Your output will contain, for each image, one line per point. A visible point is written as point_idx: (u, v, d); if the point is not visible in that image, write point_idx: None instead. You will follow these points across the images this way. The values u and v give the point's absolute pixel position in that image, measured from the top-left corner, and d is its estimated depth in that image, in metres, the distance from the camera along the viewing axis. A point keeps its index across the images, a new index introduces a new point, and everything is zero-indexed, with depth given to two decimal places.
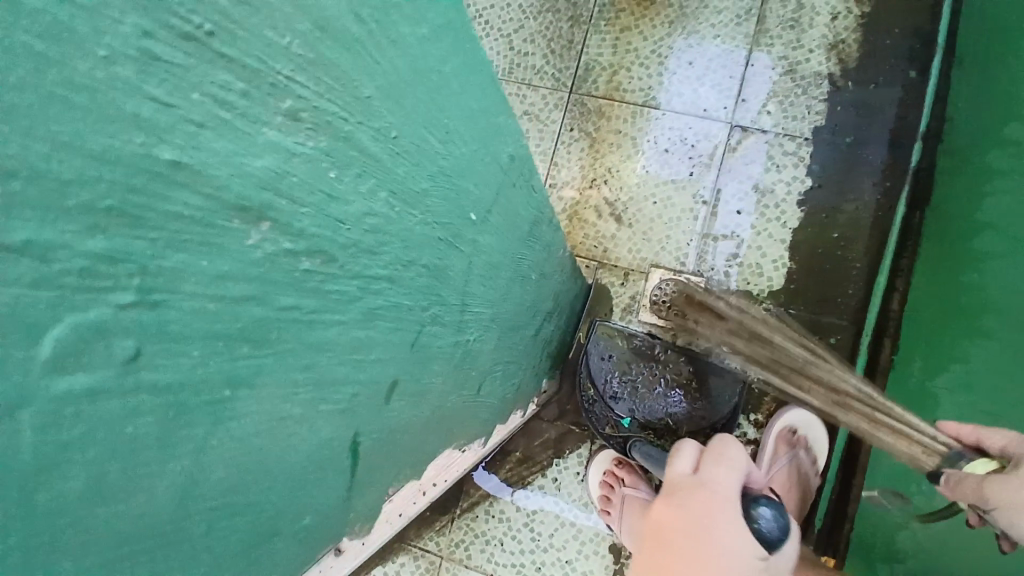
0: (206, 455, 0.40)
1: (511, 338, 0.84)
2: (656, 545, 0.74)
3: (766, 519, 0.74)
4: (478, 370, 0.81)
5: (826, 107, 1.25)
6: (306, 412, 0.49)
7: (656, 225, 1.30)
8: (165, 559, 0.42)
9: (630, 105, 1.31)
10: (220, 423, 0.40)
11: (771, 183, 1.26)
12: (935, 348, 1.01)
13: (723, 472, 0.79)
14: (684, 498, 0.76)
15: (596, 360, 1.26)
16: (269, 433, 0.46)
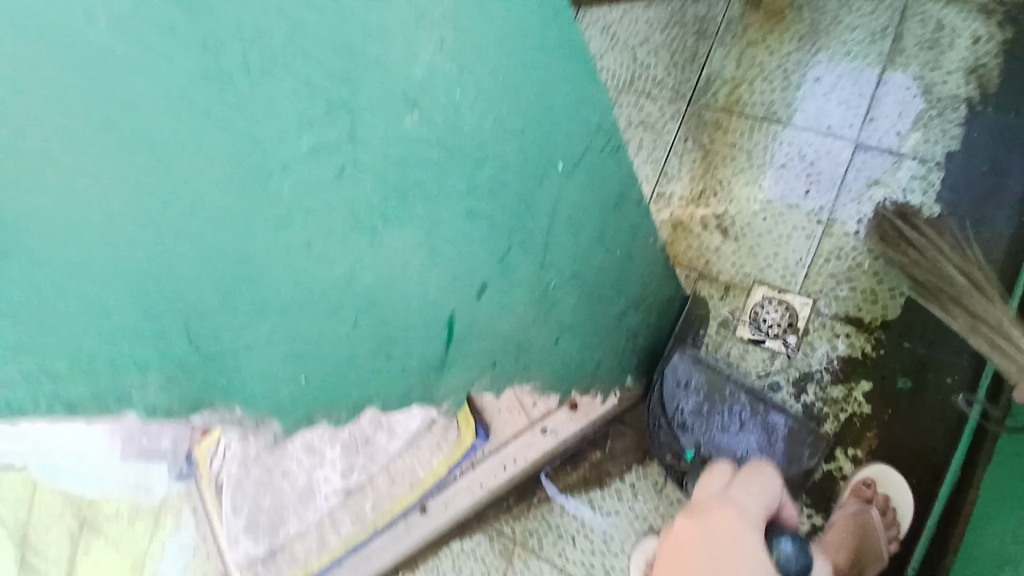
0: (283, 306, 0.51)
1: (588, 313, 0.92)
2: (692, 545, 0.92)
3: (787, 554, 0.92)
4: (553, 330, 0.91)
5: (962, 132, 1.22)
6: (388, 298, 0.64)
7: (764, 240, 1.30)
8: (254, 341, 0.56)
9: (749, 119, 1.34)
10: (317, 290, 0.51)
11: (895, 206, 1.23)
12: None
13: (751, 496, 0.98)
14: (709, 516, 0.94)
15: (673, 384, 1.24)
16: (372, 307, 0.58)
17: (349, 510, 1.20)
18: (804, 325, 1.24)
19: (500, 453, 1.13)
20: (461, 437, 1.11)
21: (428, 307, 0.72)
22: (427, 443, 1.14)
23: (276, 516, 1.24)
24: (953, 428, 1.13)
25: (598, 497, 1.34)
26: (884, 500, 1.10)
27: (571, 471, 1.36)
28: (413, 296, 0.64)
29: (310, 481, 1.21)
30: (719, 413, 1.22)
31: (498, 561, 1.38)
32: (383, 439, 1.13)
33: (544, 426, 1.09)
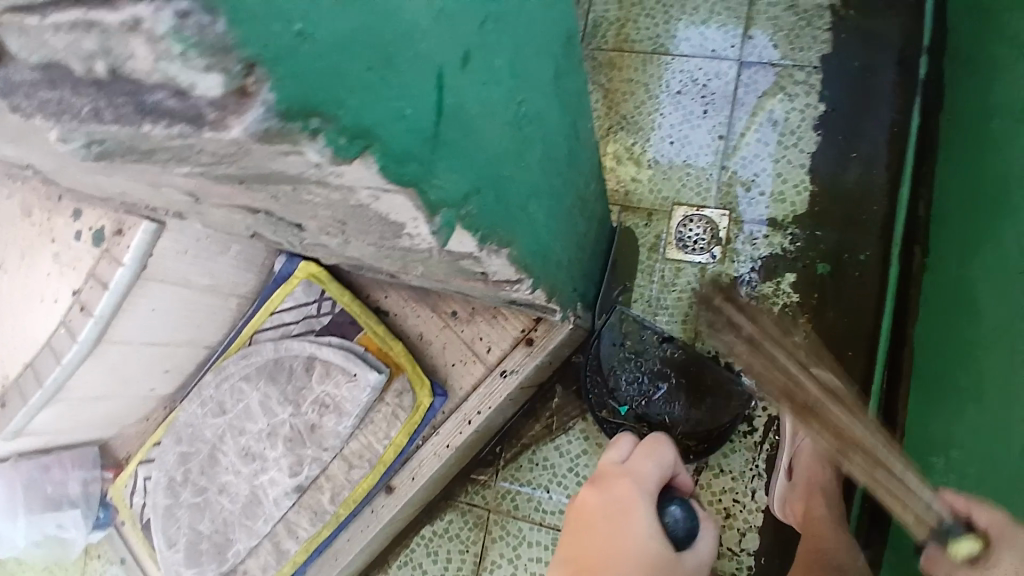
0: (385, 105, 0.29)
1: (584, 227, 0.87)
2: (573, 532, 0.62)
3: (676, 519, 0.65)
4: (577, 235, 0.81)
5: (832, 37, 1.29)
6: (506, 178, 0.42)
7: (675, 164, 1.31)
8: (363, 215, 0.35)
9: (640, 53, 1.36)
10: (373, 111, 0.28)
11: (784, 113, 1.28)
12: (972, 227, 1.03)
13: (650, 467, 0.68)
14: (609, 488, 0.65)
15: (607, 344, 1.20)
16: (483, 166, 0.38)
17: (304, 509, 1.08)
18: (727, 235, 1.26)
19: (461, 409, 1.06)
20: (418, 399, 1.03)
21: (523, 130, 0.44)
22: (380, 416, 1.06)
23: (220, 537, 1.10)
24: (875, 299, 1.20)
25: (563, 442, 1.32)
26: None
27: (533, 424, 1.34)
28: (503, 122, 0.39)
29: (254, 489, 1.08)
30: (652, 376, 1.18)
31: (475, 534, 1.33)
32: (332, 420, 1.05)
33: (503, 368, 1.04)
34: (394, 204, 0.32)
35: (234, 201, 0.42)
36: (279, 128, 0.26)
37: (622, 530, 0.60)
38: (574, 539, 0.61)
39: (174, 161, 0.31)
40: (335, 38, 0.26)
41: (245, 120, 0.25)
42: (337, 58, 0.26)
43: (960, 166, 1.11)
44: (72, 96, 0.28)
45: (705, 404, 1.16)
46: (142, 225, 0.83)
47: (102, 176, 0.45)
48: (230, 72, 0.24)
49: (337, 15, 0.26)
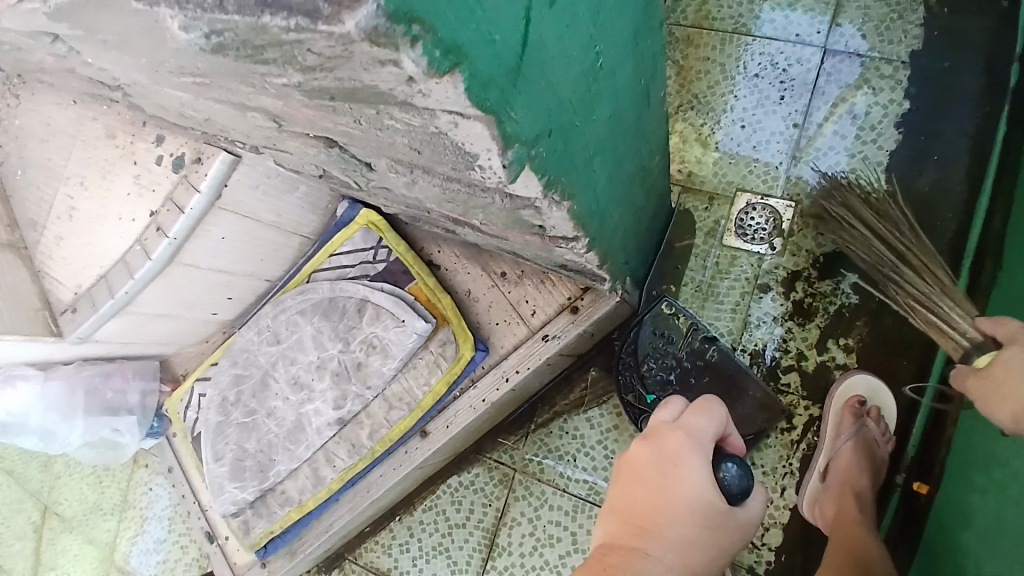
0: (474, 25, 0.26)
1: (642, 199, 0.86)
2: (625, 485, 0.64)
3: (732, 476, 0.64)
4: (633, 205, 0.80)
5: (923, 33, 1.21)
6: (573, 127, 0.42)
7: (743, 150, 1.27)
8: (435, 148, 0.36)
9: (718, 32, 1.32)
10: (463, 30, 0.26)
11: (864, 107, 1.22)
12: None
13: (705, 426, 0.66)
14: (664, 448, 0.64)
15: (648, 332, 1.21)
16: (555, 108, 0.37)
17: (343, 441, 1.14)
18: (789, 227, 1.22)
19: (501, 365, 1.09)
20: (460, 351, 1.06)
21: (599, 78, 0.44)
22: (423, 362, 1.10)
23: (264, 456, 1.17)
24: None
25: (594, 414, 1.33)
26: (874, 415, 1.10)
27: (568, 394, 1.35)
28: (576, 73, 0.39)
29: (299, 416, 1.15)
30: (689, 368, 1.19)
31: (499, 490, 1.37)
32: (378, 360, 1.09)
33: (545, 332, 1.05)
34: (471, 134, 0.32)
35: (317, 126, 0.44)
36: (386, 29, 0.23)
37: (677, 483, 0.62)
38: (628, 491, 0.63)
39: (271, 75, 0.33)
40: None
41: (357, 16, 0.23)
42: None
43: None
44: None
45: (738, 406, 1.17)
46: (220, 157, 0.88)
47: (192, 91, 0.48)
48: None
49: None
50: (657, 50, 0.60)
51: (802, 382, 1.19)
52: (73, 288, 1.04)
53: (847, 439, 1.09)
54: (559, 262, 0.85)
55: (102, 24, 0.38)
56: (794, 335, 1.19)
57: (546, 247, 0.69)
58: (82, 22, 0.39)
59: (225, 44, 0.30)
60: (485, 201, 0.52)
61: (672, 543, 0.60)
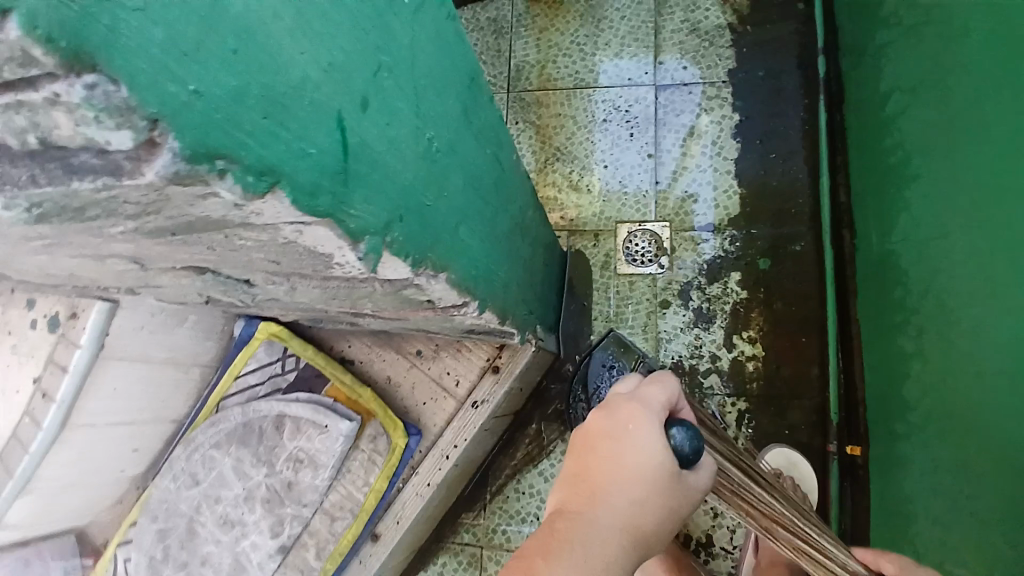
0: (286, 146, 0.29)
1: (526, 251, 0.91)
2: (576, 455, 0.58)
3: (683, 441, 0.58)
4: (518, 258, 0.85)
5: (734, 53, 1.38)
6: (426, 207, 0.46)
7: (613, 186, 1.38)
8: (292, 257, 0.38)
9: (562, 90, 1.44)
10: (271, 156, 0.29)
11: (704, 126, 1.36)
12: (885, 199, 1.15)
13: (658, 394, 0.61)
14: (614, 414, 0.59)
15: (598, 364, 1.27)
16: (399, 194, 0.41)
17: (290, 571, 1.06)
18: (672, 245, 1.32)
19: (438, 444, 1.07)
20: (393, 441, 1.04)
21: (437, 158, 0.48)
22: (358, 463, 1.06)
23: None
24: (817, 286, 1.25)
25: (546, 467, 1.32)
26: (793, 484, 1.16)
27: (514, 454, 1.34)
28: (412, 164, 0.43)
29: (236, 557, 1.07)
30: None
31: (469, 574, 1.32)
32: (309, 474, 1.05)
33: (473, 399, 1.05)
34: (317, 237, 0.34)
35: (178, 260, 0.44)
36: (188, 171, 0.26)
37: (626, 445, 0.56)
38: (579, 457, 0.58)
39: (109, 225, 0.33)
40: (223, 90, 0.26)
41: (155, 166, 0.25)
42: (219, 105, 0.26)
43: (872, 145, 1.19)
44: (9, 168, 0.27)
45: None
46: (97, 305, 0.85)
47: (46, 253, 0.48)
48: (138, 129, 0.23)
49: (225, 72, 0.26)
50: (496, 120, 0.66)
51: (723, 382, 1.25)
52: None
53: None
54: (470, 330, 0.89)
55: None
56: (703, 341, 1.27)
57: (441, 319, 0.71)
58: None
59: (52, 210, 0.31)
60: (365, 291, 0.54)
61: (619, 505, 0.54)
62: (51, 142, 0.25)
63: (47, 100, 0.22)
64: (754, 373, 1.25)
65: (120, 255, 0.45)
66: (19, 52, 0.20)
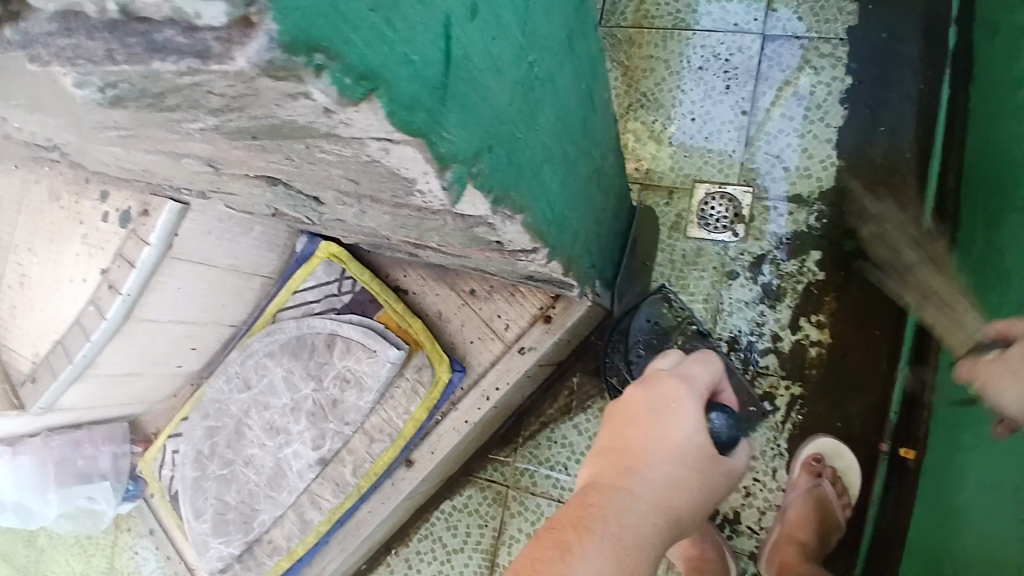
0: (386, 46, 0.26)
1: (598, 204, 0.86)
2: (614, 426, 0.55)
3: (721, 424, 0.58)
4: (590, 210, 0.80)
5: (858, 9, 1.24)
6: (515, 140, 0.42)
7: (697, 141, 1.29)
8: (374, 176, 0.36)
9: (659, 29, 1.34)
10: (367, 56, 0.25)
11: (808, 86, 1.24)
12: (989, 182, 1.01)
13: (701, 371, 0.59)
14: (657, 389, 0.57)
15: (641, 320, 1.20)
16: (493, 120, 0.37)
17: (327, 481, 1.11)
18: (750, 213, 1.24)
19: (480, 385, 1.07)
20: (437, 374, 1.04)
21: (536, 88, 0.43)
22: (400, 390, 1.08)
23: (247, 506, 1.13)
24: (902, 278, 1.16)
25: (581, 421, 1.31)
26: (833, 473, 1.12)
27: (552, 404, 1.34)
28: (509, 91, 0.39)
29: (279, 461, 1.12)
30: None
31: (493, 510, 1.35)
32: (354, 395, 1.07)
33: (520, 345, 1.04)
34: (403, 157, 0.31)
35: (253, 166, 0.43)
36: (283, 62, 0.23)
37: (666, 424, 0.54)
38: (614, 430, 0.55)
39: (189, 119, 0.31)
40: None
41: (249, 51, 0.22)
42: None
43: (982, 130, 1.06)
44: (86, 43, 0.26)
45: None
46: (167, 207, 0.87)
47: (122, 144, 0.47)
48: (234, 0, 0.21)
49: None
50: (594, 56, 0.60)
51: (781, 363, 1.19)
52: (32, 357, 0.99)
53: (800, 492, 1.11)
54: (529, 277, 0.86)
55: (13, 87, 0.37)
56: (767, 317, 1.21)
57: (507, 262, 0.69)
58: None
59: (133, 95, 0.29)
60: (438, 224, 0.52)
61: (655, 482, 0.51)
62: (135, 13, 0.23)
63: None
64: (816, 359, 1.18)
65: (194, 155, 0.44)
66: None
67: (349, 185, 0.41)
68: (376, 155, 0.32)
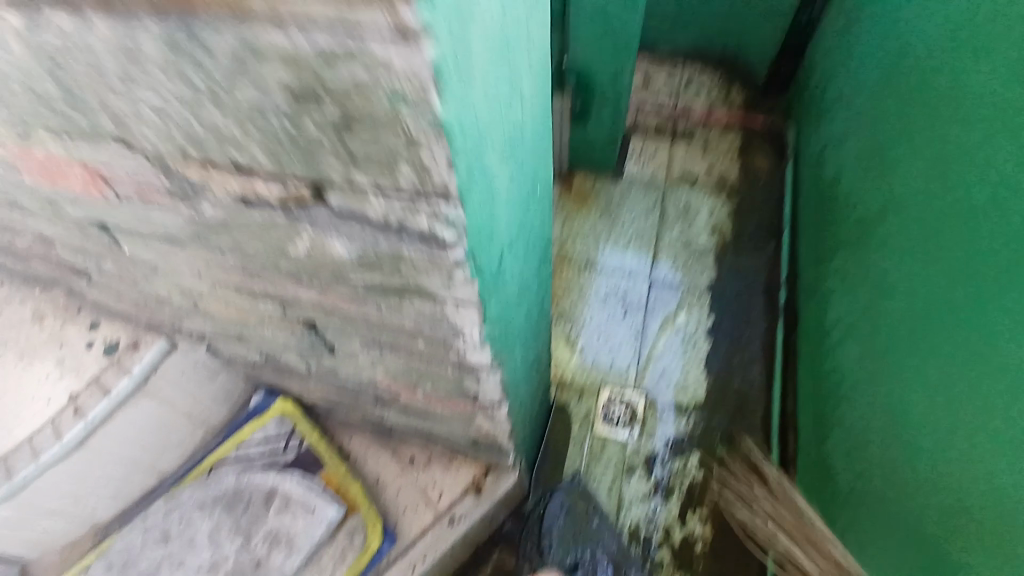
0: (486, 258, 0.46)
1: (535, 385, 1.07)
2: None
3: None
4: (531, 387, 1.01)
5: (717, 268, 1.65)
6: (512, 315, 0.64)
7: (601, 355, 1.57)
8: (435, 325, 0.56)
9: (573, 266, 1.66)
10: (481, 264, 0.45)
11: (684, 322, 1.59)
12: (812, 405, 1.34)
13: None
14: None
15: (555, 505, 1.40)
16: (506, 301, 0.59)
17: None
18: (644, 415, 1.49)
19: (409, 553, 1.13)
20: (368, 542, 1.11)
21: (523, 287, 0.66)
22: (328, 554, 1.09)
23: None
24: None
25: None
26: None
27: None
28: (515, 286, 0.60)
29: None
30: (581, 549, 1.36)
31: None
32: (280, 555, 1.06)
33: (453, 514, 1.15)
34: (468, 317, 0.51)
35: (331, 309, 0.62)
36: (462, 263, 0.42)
37: None
38: None
39: (334, 277, 0.52)
40: (482, 224, 0.41)
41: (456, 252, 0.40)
42: (477, 230, 0.41)
43: (808, 364, 1.40)
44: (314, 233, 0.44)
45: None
46: (158, 343, 1.00)
47: (222, 281, 0.65)
48: (450, 234, 0.39)
49: (484, 214, 0.41)
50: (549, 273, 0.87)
51: (673, 554, 1.35)
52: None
53: None
54: (474, 441, 1.02)
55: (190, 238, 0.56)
56: (659, 509, 1.39)
57: (468, 416, 0.86)
58: (152, 218, 0.56)
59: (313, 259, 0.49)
60: (439, 373, 0.71)
61: None
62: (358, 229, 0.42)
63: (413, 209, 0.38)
64: (702, 551, 1.35)
65: (283, 294, 0.63)
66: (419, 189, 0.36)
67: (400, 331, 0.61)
68: (451, 313, 0.52)
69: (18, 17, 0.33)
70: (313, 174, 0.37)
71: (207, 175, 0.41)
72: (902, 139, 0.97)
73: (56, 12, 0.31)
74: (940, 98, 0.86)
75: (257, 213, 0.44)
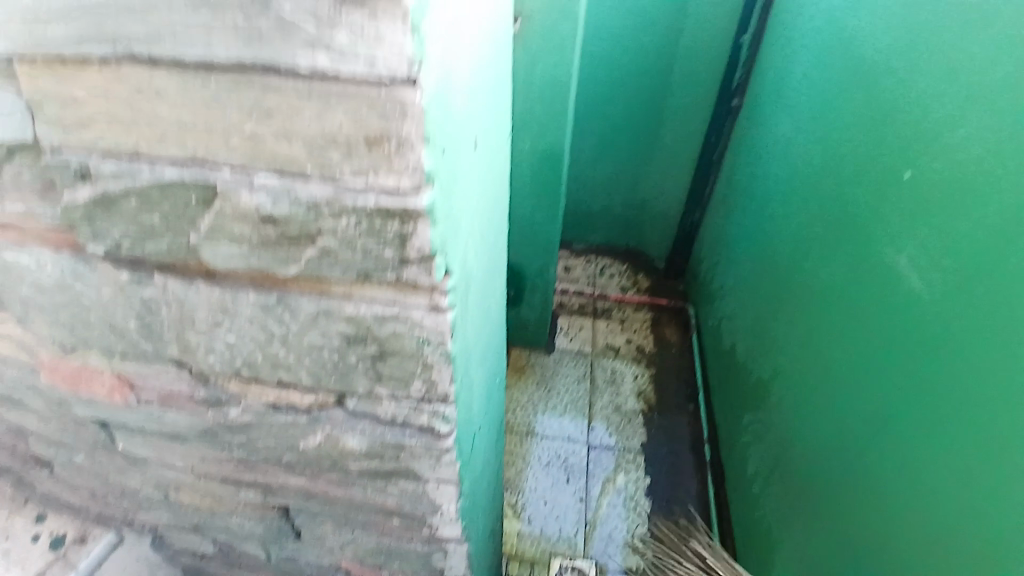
0: (466, 443, 0.57)
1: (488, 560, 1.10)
2: None
3: None
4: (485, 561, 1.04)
5: (647, 429, 1.68)
6: (478, 488, 0.73)
7: (548, 520, 1.48)
8: (415, 504, 0.64)
9: (514, 433, 1.66)
10: (461, 448, 0.56)
11: (625, 482, 1.56)
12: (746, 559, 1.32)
13: None
14: None
15: None
16: (476, 476, 0.68)
17: None
18: None
19: None
20: None
21: (486, 463, 0.76)
22: None
23: None
24: None
25: None
26: None
27: None
28: (481, 463, 0.70)
29: None
30: None
31: None
32: None
33: None
34: (447, 494, 0.60)
35: (315, 493, 0.69)
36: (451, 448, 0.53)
37: None
38: None
39: (331, 467, 0.60)
40: (464, 417, 0.53)
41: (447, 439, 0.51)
42: (461, 423, 0.53)
43: (744, 521, 1.36)
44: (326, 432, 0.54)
45: None
46: (106, 536, 0.92)
47: (209, 472, 0.71)
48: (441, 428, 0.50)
49: (466, 409, 0.53)
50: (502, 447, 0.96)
51: None
52: None
53: None
54: None
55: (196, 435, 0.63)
56: None
57: None
58: (167, 423, 0.59)
59: (318, 453, 0.58)
60: (407, 551, 0.76)
61: None
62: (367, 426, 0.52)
63: (416, 410, 0.49)
64: None
65: (270, 481, 0.69)
66: (422, 394, 0.48)
67: (379, 511, 0.68)
68: (432, 492, 0.61)
69: (127, 278, 0.44)
70: (343, 388, 0.49)
71: (244, 387, 0.51)
72: (782, 289, 1.15)
73: (166, 279, 0.43)
74: (798, 287, 1.07)
75: (279, 417, 0.54)
